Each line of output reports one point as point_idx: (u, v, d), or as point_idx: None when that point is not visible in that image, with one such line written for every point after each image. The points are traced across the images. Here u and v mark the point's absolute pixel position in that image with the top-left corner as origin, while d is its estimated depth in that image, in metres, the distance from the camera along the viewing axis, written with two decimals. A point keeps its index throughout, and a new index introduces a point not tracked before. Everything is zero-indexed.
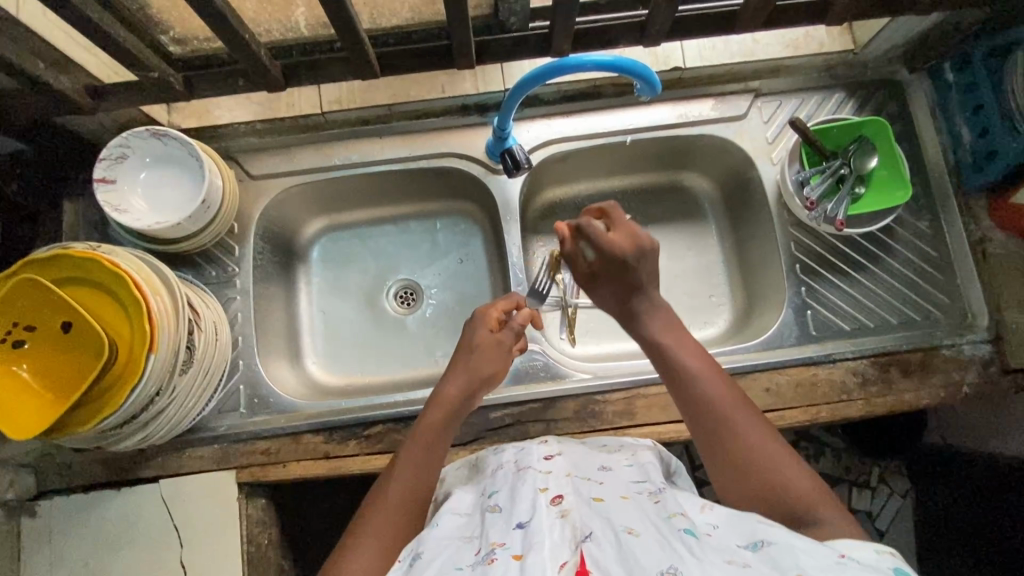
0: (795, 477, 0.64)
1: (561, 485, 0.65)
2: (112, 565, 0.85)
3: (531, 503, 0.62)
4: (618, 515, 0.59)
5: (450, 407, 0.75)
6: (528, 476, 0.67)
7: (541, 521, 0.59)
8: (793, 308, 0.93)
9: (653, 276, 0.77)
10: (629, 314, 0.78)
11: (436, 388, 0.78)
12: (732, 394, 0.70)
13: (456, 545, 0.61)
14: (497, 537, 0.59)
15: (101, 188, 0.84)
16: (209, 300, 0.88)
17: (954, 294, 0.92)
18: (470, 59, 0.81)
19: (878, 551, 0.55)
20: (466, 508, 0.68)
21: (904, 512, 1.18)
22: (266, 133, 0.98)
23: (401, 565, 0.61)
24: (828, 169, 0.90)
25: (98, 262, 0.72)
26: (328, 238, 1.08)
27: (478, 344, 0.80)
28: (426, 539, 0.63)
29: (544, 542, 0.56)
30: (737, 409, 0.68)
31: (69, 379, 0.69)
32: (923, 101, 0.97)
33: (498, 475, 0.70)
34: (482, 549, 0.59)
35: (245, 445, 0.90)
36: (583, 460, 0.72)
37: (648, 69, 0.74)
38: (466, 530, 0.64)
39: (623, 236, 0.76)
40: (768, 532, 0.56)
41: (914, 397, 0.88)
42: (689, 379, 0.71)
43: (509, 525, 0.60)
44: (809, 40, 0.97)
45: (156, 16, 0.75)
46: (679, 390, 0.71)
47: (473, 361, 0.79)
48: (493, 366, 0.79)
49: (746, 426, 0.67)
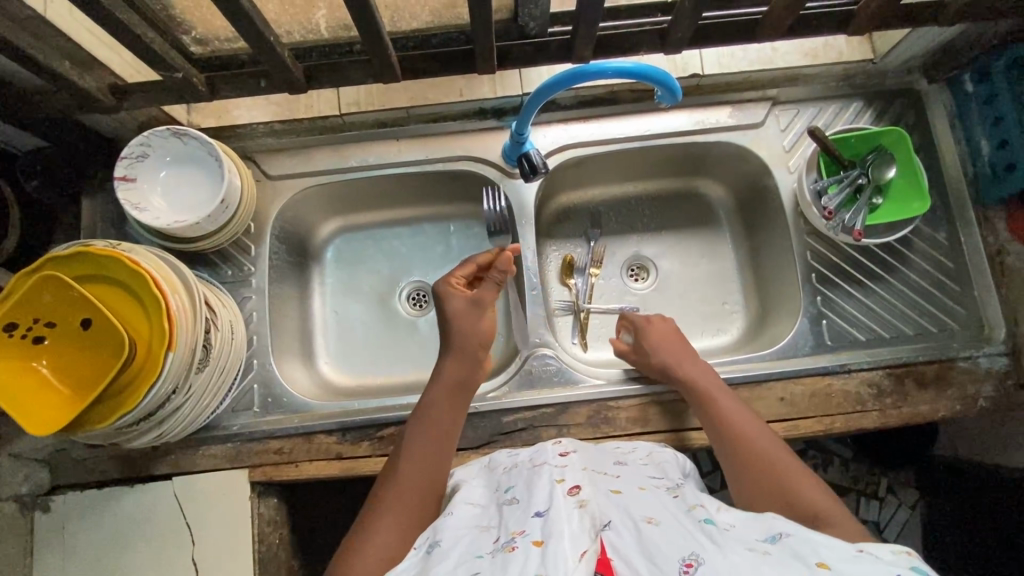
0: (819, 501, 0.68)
1: (577, 476, 0.65)
2: (123, 561, 0.85)
3: (548, 493, 0.62)
4: (637, 508, 0.59)
5: (446, 387, 0.80)
6: (544, 471, 0.67)
7: (559, 510, 0.58)
8: (808, 317, 0.93)
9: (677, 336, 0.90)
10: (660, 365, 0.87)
11: (433, 376, 0.82)
12: (764, 433, 0.76)
13: (473, 534, 0.62)
14: (516, 525, 0.59)
15: (121, 186, 0.84)
16: (225, 299, 0.89)
17: (969, 306, 0.92)
18: (490, 64, 0.81)
19: (894, 551, 0.54)
20: (480, 499, 0.69)
21: (911, 524, 1.18)
22: (283, 134, 0.99)
23: (416, 553, 0.62)
24: (845, 179, 0.90)
25: (119, 260, 0.73)
26: (342, 240, 1.09)
27: (452, 315, 0.84)
28: (441, 529, 0.63)
29: (564, 531, 0.55)
30: (760, 437, 0.76)
31: (90, 374, 0.70)
32: (941, 110, 0.97)
33: (513, 472, 0.71)
34: (501, 537, 0.58)
35: (258, 444, 0.90)
36: (599, 457, 0.73)
37: (669, 76, 0.74)
38: (481, 520, 0.64)
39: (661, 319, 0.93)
40: (786, 525, 0.57)
41: (929, 409, 0.88)
42: (721, 417, 0.79)
43: (527, 514, 0.60)
44: (829, 50, 0.96)
45: (178, 16, 0.76)
46: (711, 428, 0.79)
47: (459, 340, 0.83)
48: (478, 335, 0.84)
49: (765, 447, 0.75)
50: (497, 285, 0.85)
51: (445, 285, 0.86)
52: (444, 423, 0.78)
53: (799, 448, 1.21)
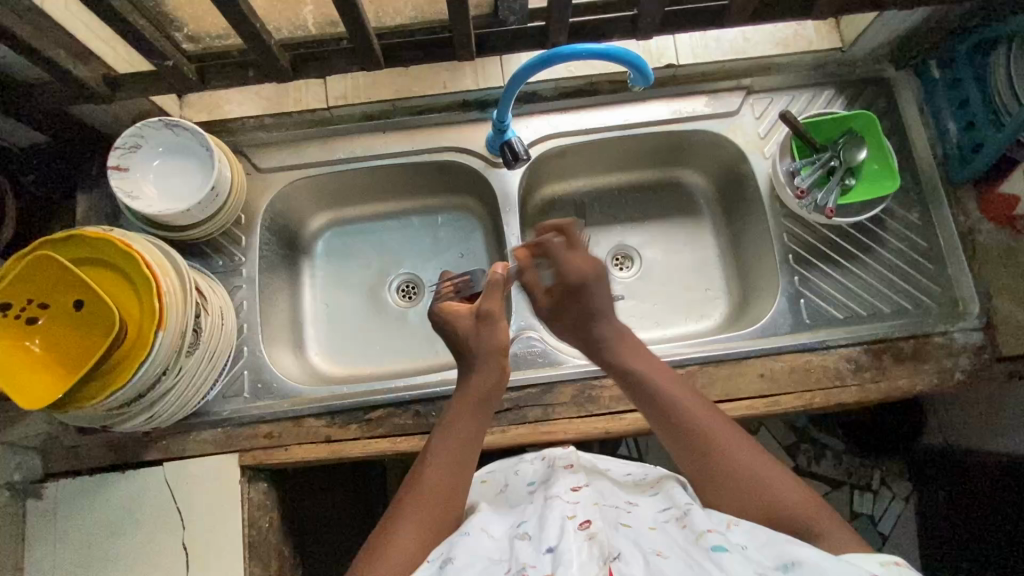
0: (788, 492, 0.68)
1: (589, 510, 0.66)
2: (114, 544, 0.86)
3: (559, 528, 0.62)
4: (647, 541, 0.64)
5: (479, 395, 0.77)
6: (555, 505, 0.67)
7: (569, 543, 0.60)
8: (787, 297, 0.95)
9: (609, 304, 0.82)
10: (591, 342, 0.81)
11: (462, 381, 0.80)
12: (711, 413, 0.73)
13: (486, 563, 0.63)
14: (528, 559, 0.61)
15: (115, 175, 0.87)
16: (215, 286, 0.91)
17: (944, 283, 0.94)
18: (469, 51, 0.84)
19: (882, 562, 0.58)
20: (497, 532, 0.69)
21: (906, 516, 1.20)
22: (273, 127, 1.01)
23: (431, 565, 0.64)
24: (818, 161, 0.92)
25: (112, 243, 0.75)
26: (332, 233, 1.11)
27: (472, 329, 0.81)
28: (454, 547, 0.65)
29: (573, 559, 0.58)
30: (713, 425, 0.72)
31: (81, 353, 0.72)
32: (909, 95, 1.00)
33: (530, 508, 0.71)
34: (513, 568, 0.61)
35: (249, 429, 0.91)
36: (610, 493, 0.75)
37: (642, 59, 0.77)
38: (494, 552, 0.65)
39: (580, 259, 0.83)
40: (799, 552, 0.58)
41: (907, 383, 0.89)
42: (666, 406, 0.74)
43: (539, 549, 0.61)
44: (798, 39, 1.00)
45: (171, 13, 0.80)
46: (656, 415, 0.75)
47: (479, 346, 0.80)
48: (493, 342, 0.79)
49: (722, 439, 0.71)
50: (498, 289, 0.83)
51: (441, 305, 0.86)
52: (472, 429, 0.75)
53: (791, 441, 1.24)
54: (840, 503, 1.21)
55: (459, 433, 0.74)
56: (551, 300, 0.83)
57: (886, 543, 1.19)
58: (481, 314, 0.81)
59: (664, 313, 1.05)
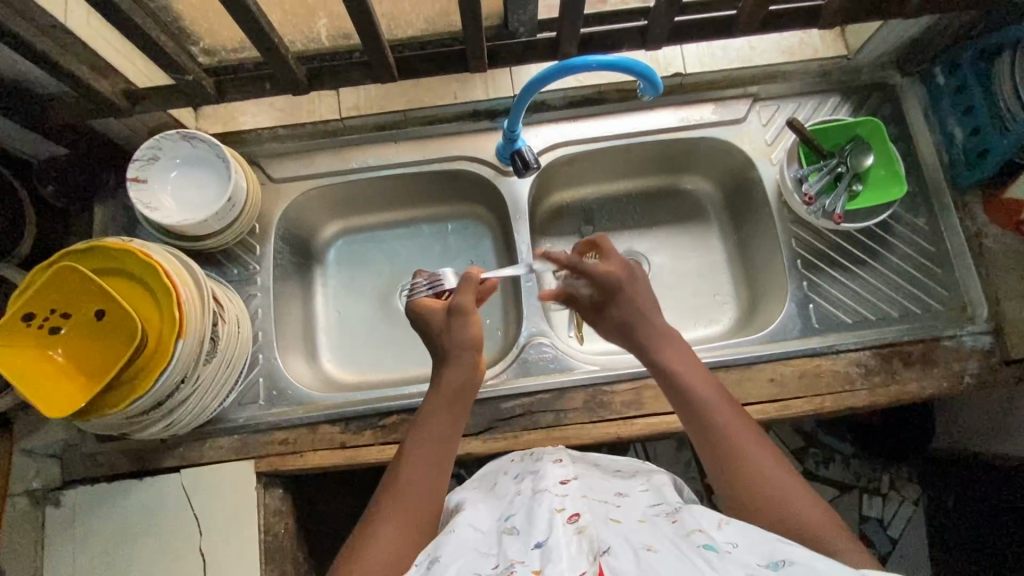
0: (808, 510, 0.67)
1: (577, 503, 0.65)
2: (132, 550, 0.88)
3: (546, 521, 0.62)
4: (636, 535, 0.62)
5: (450, 395, 0.77)
6: (544, 498, 0.65)
7: (558, 537, 0.60)
8: (796, 301, 0.96)
9: (647, 297, 0.83)
10: (634, 341, 0.81)
11: (435, 381, 0.80)
12: (742, 422, 0.74)
13: (472, 556, 0.63)
14: (515, 554, 0.60)
15: (135, 187, 0.89)
16: (231, 295, 0.92)
17: (951, 287, 0.95)
18: (481, 63, 0.86)
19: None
20: (483, 523, 0.68)
21: (917, 519, 1.19)
22: (287, 138, 1.03)
23: (418, 568, 0.63)
24: (825, 167, 0.94)
25: (131, 253, 0.77)
26: (344, 241, 1.12)
27: (443, 327, 0.81)
28: (441, 545, 0.64)
29: (562, 555, 0.57)
30: (742, 433, 0.72)
31: (103, 362, 0.73)
32: (914, 102, 1.01)
33: (516, 499, 0.69)
34: (500, 563, 0.60)
35: (264, 435, 0.92)
36: (597, 484, 0.73)
37: (651, 69, 0.78)
38: (481, 544, 0.64)
39: (614, 264, 0.83)
40: (788, 551, 0.59)
41: (917, 386, 0.90)
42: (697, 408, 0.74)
43: (527, 544, 0.61)
44: (804, 47, 1.02)
45: (188, 28, 0.82)
46: (687, 416, 0.75)
47: (451, 344, 0.79)
48: (465, 339, 0.78)
49: (748, 449, 0.71)
50: (472, 286, 0.81)
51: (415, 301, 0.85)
52: (443, 433, 0.75)
53: (800, 445, 1.24)
54: (849, 508, 1.21)
55: (435, 430, 0.75)
56: (593, 301, 0.85)
57: (897, 547, 1.18)
58: (453, 310, 0.80)
59: (673, 318, 1.06)
